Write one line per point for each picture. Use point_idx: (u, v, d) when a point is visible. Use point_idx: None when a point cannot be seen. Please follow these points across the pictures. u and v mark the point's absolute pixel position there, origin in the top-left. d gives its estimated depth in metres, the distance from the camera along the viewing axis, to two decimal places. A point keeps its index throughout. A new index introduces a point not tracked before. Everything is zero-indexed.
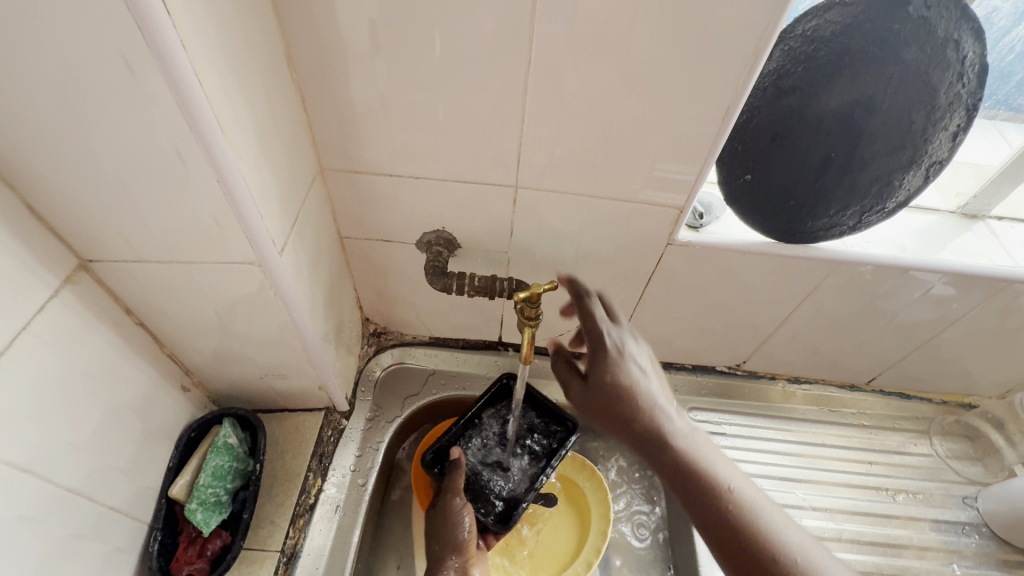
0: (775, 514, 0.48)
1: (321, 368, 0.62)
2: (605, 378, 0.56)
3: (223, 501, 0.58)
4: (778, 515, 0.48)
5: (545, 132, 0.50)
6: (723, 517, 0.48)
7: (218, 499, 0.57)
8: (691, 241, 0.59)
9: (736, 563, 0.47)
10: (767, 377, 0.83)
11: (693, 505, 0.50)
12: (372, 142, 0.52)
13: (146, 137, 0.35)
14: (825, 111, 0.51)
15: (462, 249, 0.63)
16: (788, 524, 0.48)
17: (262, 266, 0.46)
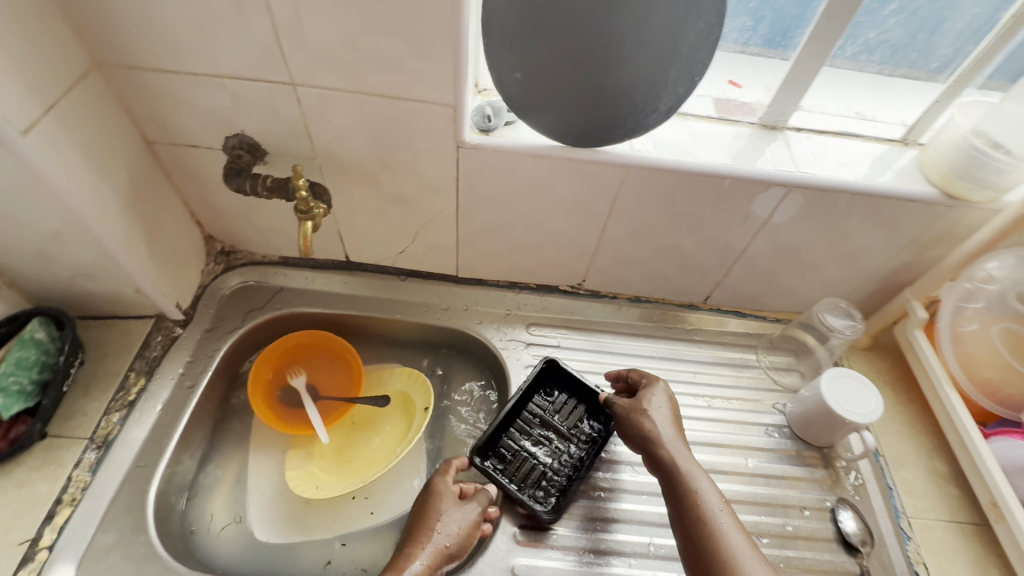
0: (713, 498, 0.57)
1: (129, 269, 0.64)
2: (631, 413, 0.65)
3: (32, 390, 0.61)
4: (716, 500, 0.57)
5: (295, 23, 0.51)
6: (676, 504, 0.58)
7: (25, 386, 0.60)
8: (478, 143, 0.62)
9: (682, 525, 0.56)
10: (608, 296, 0.87)
11: (667, 492, 0.59)
12: (138, 34, 0.53)
13: None
14: (572, 3, 0.52)
15: (268, 154, 0.65)
16: (718, 503, 0.56)
17: (2, 143, 0.48)
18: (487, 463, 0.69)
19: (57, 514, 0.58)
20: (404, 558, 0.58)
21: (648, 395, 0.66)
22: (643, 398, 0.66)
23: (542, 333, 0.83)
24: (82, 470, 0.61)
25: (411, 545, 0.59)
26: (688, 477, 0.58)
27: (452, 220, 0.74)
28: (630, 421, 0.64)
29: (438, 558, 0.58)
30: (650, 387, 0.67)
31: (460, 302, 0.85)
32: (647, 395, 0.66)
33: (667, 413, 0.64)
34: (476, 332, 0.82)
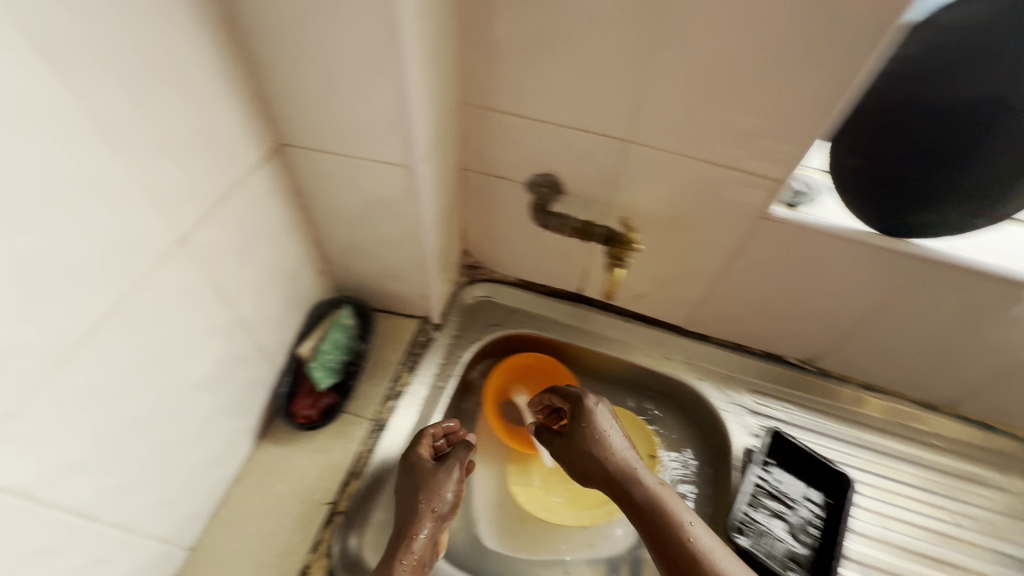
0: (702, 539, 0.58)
1: (428, 277, 0.71)
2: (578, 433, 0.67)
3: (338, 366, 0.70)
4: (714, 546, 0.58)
5: (665, 92, 0.55)
6: (662, 540, 0.59)
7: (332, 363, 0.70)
8: (785, 217, 0.62)
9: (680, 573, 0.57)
10: (838, 378, 0.83)
11: (640, 523, 0.61)
12: (510, 83, 0.60)
13: (355, 42, 0.44)
14: (945, 102, 0.51)
15: (565, 194, 0.70)
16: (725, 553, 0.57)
17: (409, 167, 0.54)
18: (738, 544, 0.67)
19: (347, 485, 0.65)
20: (410, 529, 0.59)
21: (596, 416, 0.68)
22: (581, 410, 0.68)
23: (764, 403, 0.81)
24: (365, 448, 0.68)
25: (409, 519, 0.60)
26: (660, 497, 0.61)
27: (710, 279, 0.75)
28: (586, 436, 0.67)
29: (431, 531, 0.60)
30: (585, 405, 0.68)
31: (682, 354, 0.85)
32: (592, 410, 0.68)
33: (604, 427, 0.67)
34: (697, 387, 0.83)
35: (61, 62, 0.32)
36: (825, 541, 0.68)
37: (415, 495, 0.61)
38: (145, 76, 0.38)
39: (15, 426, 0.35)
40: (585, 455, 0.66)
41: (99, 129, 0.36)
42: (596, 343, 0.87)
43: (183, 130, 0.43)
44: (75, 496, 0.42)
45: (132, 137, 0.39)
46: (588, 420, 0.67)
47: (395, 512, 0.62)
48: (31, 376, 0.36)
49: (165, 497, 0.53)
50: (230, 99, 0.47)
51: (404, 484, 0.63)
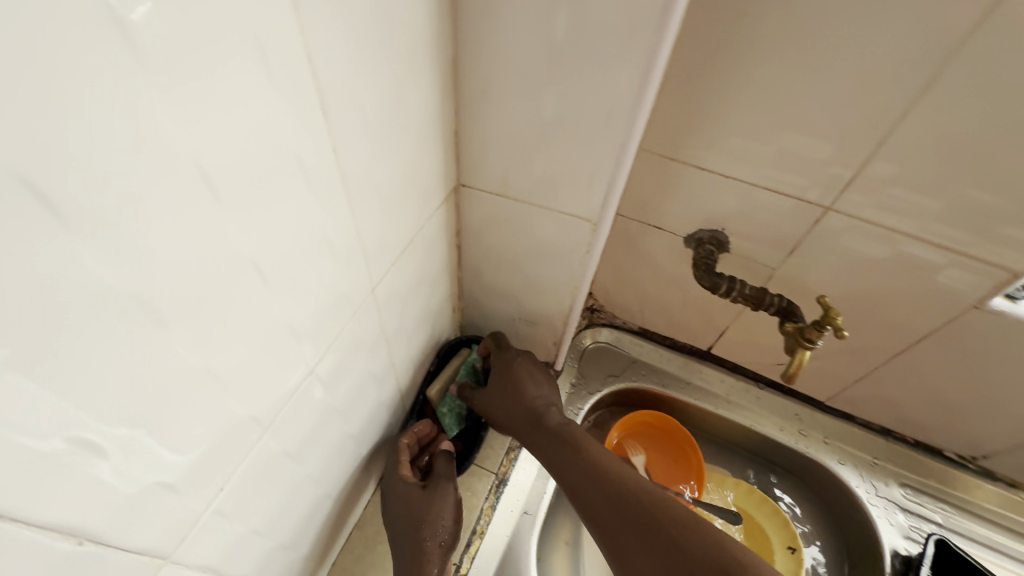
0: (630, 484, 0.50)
1: (568, 327, 0.67)
2: (505, 375, 0.63)
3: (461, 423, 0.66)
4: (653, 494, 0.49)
5: (898, 163, 0.48)
6: (617, 489, 0.49)
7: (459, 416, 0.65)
8: (1004, 310, 0.54)
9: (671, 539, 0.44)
10: (1005, 482, 0.73)
11: (594, 477, 0.51)
12: (705, 135, 0.54)
13: (586, 99, 0.39)
14: None
15: (729, 253, 0.64)
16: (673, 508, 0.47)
17: (595, 224, 0.50)
18: None
19: (471, 544, 0.62)
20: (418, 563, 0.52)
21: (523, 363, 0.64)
22: (526, 369, 0.63)
23: (916, 501, 0.73)
24: (488, 504, 0.65)
25: (410, 559, 0.52)
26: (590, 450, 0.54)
27: (877, 359, 0.67)
28: (517, 386, 0.62)
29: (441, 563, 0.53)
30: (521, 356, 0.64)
31: (820, 432, 0.78)
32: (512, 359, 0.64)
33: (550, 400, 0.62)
34: (840, 474, 0.74)
35: (331, 117, 0.29)
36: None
37: (405, 522, 0.55)
38: (383, 123, 0.35)
39: (221, 504, 0.32)
40: (507, 397, 0.62)
41: (342, 185, 0.32)
42: (722, 407, 0.80)
43: (396, 176, 0.39)
44: (246, 565, 0.38)
45: (362, 188, 0.35)
46: (540, 384, 0.63)
47: (392, 549, 0.55)
48: (244, 450, 0.32)
49: (305, 552, 0.49)
50: (435, 140, 0.44)
51: (400, 518, 0.55)
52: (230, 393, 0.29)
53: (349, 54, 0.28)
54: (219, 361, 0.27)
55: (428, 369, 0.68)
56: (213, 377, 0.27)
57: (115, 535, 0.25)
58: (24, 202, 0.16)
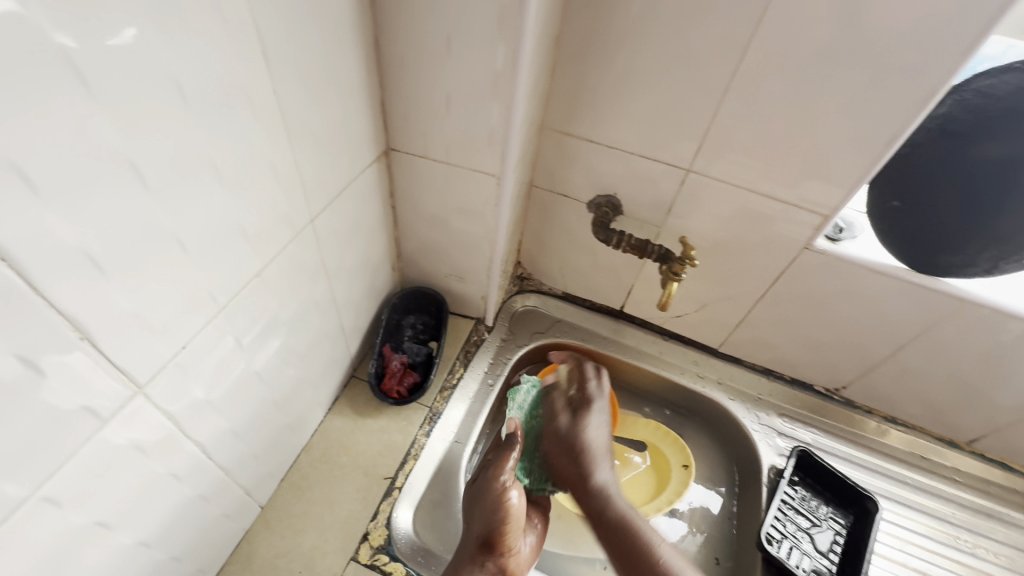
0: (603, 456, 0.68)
1: (491, 281, 0.78)
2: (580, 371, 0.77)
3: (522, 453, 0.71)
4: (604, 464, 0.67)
5: (730, 129, 0.62)
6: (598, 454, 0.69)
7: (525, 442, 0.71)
8: (827, 250, 0.69)
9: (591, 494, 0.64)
10: (863, 410, 0.88)
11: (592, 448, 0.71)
12: (589, 111, 0.67)
13: (478, 68, 0.52)
14: (982, 158, 0.58)
15: (623, 214, 0.77)
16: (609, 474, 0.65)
17: (499, 177, 0.62)
18: (772, 548, 0.70)
19: (406, 463, 0.70)
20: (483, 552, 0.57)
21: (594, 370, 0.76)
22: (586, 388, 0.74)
23: (792, 427, 0.86)
24: (422, 432, 0.73)
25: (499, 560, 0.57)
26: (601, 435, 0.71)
27: (750, 302, 0.80)
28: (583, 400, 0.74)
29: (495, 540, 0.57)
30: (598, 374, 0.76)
31: (714, 374, 0.90)
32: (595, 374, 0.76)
33: (603, 444, 0.69)
34: (729, 407, 0.87)
35: (270, 62, 0.40)
36: (854, 557, 0.71)
37: (481, 523, 0.58)
38: (316, 80, 0.46)
39: (183, 360, 0.41)
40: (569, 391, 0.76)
41: (280, 121, 0.43)
42: (633, 356, 0.92)
43: (328, 127, 0.50)
44: (202, 432, 0.47)
45: (299, 129, 0.46)
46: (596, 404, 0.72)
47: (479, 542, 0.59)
48: (203, 318, 0.42)
49: (255, 452, 0.57)
50: (362, 106, 0.55)
51: (476, 514, 0.60)
52: (192, 263, 0.39)
53: (283, 20, 0.40)
54: (184, 232, 0.37)
55: (379, 314, 0.78)
56: (179, 243, 0.37)
57: (105, 346, 0.34)
58: (63, 67, 0.27)
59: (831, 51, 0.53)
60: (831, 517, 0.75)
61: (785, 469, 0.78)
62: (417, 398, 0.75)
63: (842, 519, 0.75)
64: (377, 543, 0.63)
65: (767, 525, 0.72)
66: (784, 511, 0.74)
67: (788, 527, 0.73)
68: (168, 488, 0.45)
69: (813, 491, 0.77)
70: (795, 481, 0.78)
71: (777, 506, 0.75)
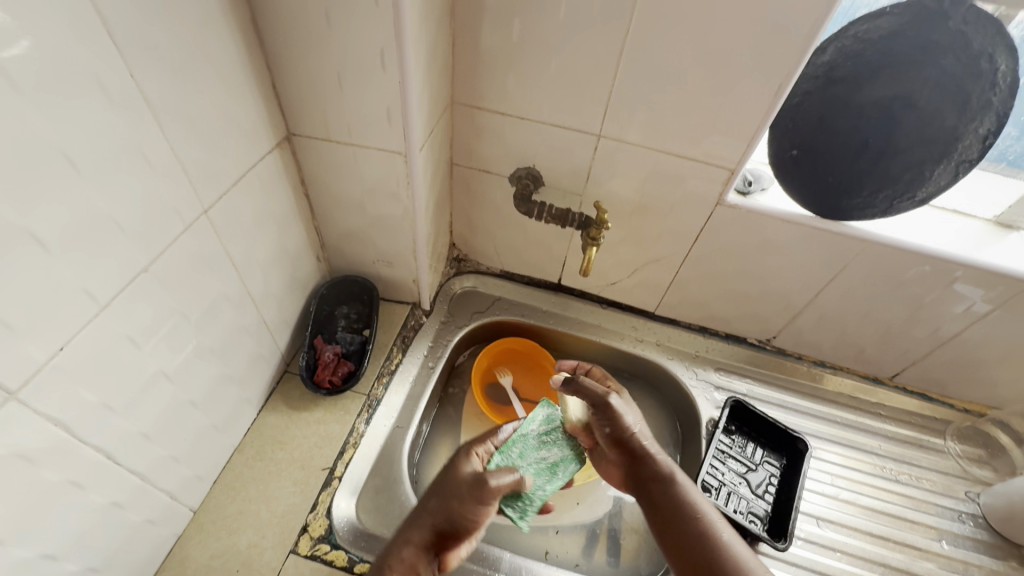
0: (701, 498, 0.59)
1: (420, 263, 0.78)
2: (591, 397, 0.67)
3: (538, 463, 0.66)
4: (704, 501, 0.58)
5: (631, 91, 0.63)
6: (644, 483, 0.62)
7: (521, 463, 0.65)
8: (738, 203, 0.71)
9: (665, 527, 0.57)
10: (794, 356, 0.92)
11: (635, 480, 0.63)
12: (495, 83, 0.67)
13: (364, 44, 0.51)
14: (867, 101, 0.61)
15: (544, 186, 0.77)
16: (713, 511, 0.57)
17: (406, 155, 0.61)
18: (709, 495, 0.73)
19: (345, 452, 0.69)
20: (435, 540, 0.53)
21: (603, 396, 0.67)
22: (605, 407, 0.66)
23: (728, 379, 0.89)
24: (361, 421, 0.72)
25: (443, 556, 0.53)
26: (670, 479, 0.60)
27: (677, 263, 0.82)
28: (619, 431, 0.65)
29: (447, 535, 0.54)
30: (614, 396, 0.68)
31: (653, 337, 0.92)
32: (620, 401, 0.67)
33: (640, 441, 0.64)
34: (668, 366, 0.89)
35: (121, 44, 0.38)
36: (787, 496, 0.74)
37: (441, 513, 0.54)
38: (186, 64, 0.45)
39: (64, 363, 0.40)
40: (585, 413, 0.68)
41: (146, 107, 0.42)
42: (573, 327, 0.93)
43: (210, 112, 0.49)
44: (102, 437, 0.45)
45: (172, 115, 0.45)
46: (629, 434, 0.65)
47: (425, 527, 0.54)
48: (81, 318, 0.40)
49: (175, 455, 0.56)
50: (250, 90, 0.54)
51: (440, 503, 0.55)
52: (57, 261, 0.37)
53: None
54: (40, 227, 0.36)
55: (308, 307, 0.77)
56: (35, 240, 0.36)
57: None
58: None
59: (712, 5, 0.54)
60: (767, 460, 0.78)
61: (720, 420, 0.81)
62: (352, 386, 0.74)
63: (777, 461, 0.78)
64: (318, 533, 0.62)
65: (705, 474, 0.75)
66: (721, 460, 0.77)
67: (724, 475, 0.76)
68: (69, 498, 0.43)
69: (750, 438, 0.80)
70: (733, 430, 0.81)
71: (714, 456, 0.77)
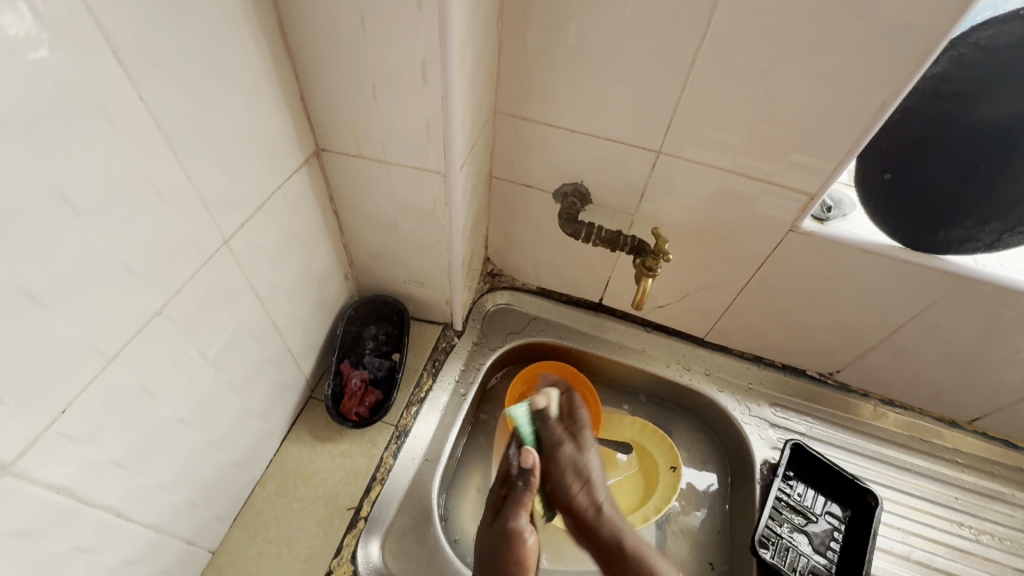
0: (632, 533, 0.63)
1: (454, 284, 0.72)
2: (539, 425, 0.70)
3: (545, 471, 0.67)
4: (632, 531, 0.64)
5: (701, 105, 0.56)
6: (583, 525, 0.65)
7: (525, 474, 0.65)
8: (814, 230, 0.63)
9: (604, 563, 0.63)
10: (859, 392, 0.83)
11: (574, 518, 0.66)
12: (544, 92, 0.60)
13: (404, 55, 0.45)
14: (981, 120, 0.52)
15: (592, 203, 0.70)
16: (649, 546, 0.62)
17: (445, 175, 0.55)
18: (766, 552, 0.66)
19: (371, 489, 0.65)
20: None
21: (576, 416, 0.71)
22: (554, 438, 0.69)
23: (785, 416, 0.81)
24: (389, 454, 0.68)
25: None
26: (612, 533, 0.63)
27: (735, 289, 0.75)
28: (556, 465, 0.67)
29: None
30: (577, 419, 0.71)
31: (702, 366, 0.85)
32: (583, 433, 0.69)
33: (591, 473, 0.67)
34: (718, 399, 0.82)
35: (129, 64, 0.33)
36: (852, 555, 0.67)
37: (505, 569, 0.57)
38: (206, 82, 0.39)
39: (67, 426, 0.35)
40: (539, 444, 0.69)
41: (158, 133, 0.36)
42: (614, 352, 0.86)
43: (233, 134, 0.43)
44: (111, 496, 0.41)
45: (189, 141, 0.39)
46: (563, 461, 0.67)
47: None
48: (84, 375, 0.36)
49: (193, 500, 0.52)
50: (276, 105, 0.48)
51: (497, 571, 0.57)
52: (55, 316, 0.33)
53: (142, 10, 0.32)
54: (34, 281, 0.31)
55: (334, 329, 0.72)
56: (29, 296, 0.31)
57: None
58: None
59: (810, 9, 0.46)
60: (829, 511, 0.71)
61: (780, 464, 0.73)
62: (380, 418, 0.69)
63: (840, 512, 0.71)
64: None
65: (761, 526, 0.68)
66: (779, 510, 0.70)
67: (782, 527, 0.69)
68: (75, 565, 0.39)
69: (809, 485, 0.73)
70: (792, 476, 0.73)
71: (771, 505, 0.71)
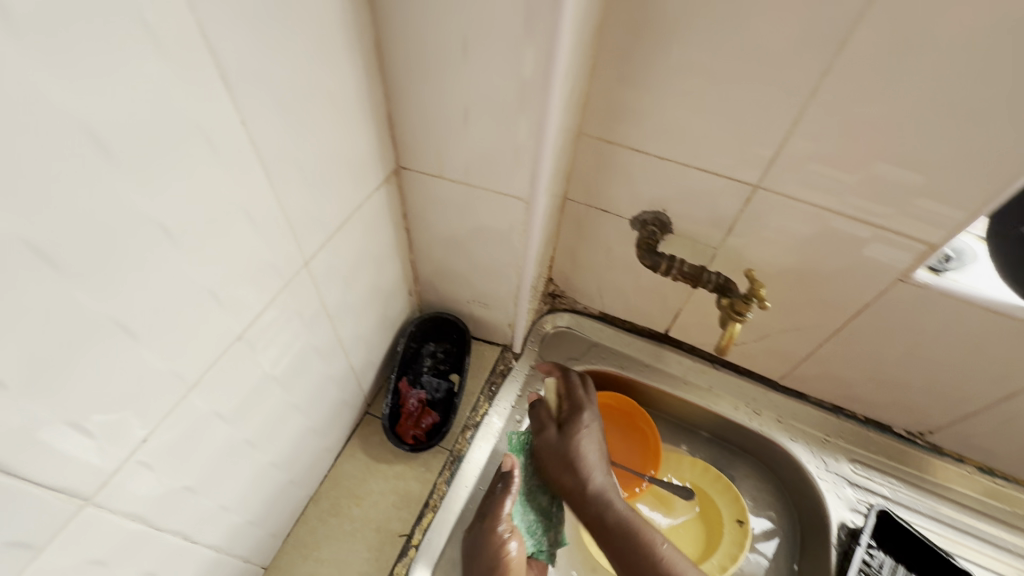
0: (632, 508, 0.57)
1: (519, 308, 0.69)
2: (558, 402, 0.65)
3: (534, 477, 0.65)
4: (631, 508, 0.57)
5: (814, 140, 0.50)
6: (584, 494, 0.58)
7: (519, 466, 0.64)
8: (927, 282, 0.56)
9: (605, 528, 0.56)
10: (954, 457, 0.75)
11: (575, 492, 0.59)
12: (636, 117, 0.57)
13: (502, 80, 0.42)
14: None
15: (673, 233, 0.66)
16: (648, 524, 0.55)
17: (527, 202, 0.52)
18: None
19: (423, 516, 0.63)
20: None
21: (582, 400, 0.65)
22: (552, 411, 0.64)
23: (867, 475, 0.74)
24: (443, 480, 0.65)
25: None
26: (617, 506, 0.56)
27: (823, 335, 0.69)
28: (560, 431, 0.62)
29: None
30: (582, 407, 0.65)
31: (774, 411, 0.79)
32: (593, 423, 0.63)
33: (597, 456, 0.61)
34: (791, 449, 0.76)
35: (235, 90, 0.31)
36: None
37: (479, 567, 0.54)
38: (303, 104, 0.37)
39: (146, 455, 0.35)
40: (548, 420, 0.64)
41: (256, 159, 0.35)
42: (678, 387, 0.81)
43: (323, 155, 0.42)
44: (179, 520, 0.40)
45: (281, 164, 0.38)
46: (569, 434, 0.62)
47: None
48: (167, 404, 0.35)
49: (253, 519, 0.51)
50: (364, 124, 0.46)
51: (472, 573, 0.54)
52: (146, 348, 0.32)
53: (251, 33, 0.31)
54: (130, 314, 0.30)
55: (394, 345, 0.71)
56: (124, 329, 0.30)
57: (30, 469, 0.28)
58: None
59: (964, 46, 0.40)
60: None
61: (862, 531, 0.67)
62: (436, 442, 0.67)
63: None
64: None
65: None
66: None
67: None
68: None
69: (894, 557, 0.66)
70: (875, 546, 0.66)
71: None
